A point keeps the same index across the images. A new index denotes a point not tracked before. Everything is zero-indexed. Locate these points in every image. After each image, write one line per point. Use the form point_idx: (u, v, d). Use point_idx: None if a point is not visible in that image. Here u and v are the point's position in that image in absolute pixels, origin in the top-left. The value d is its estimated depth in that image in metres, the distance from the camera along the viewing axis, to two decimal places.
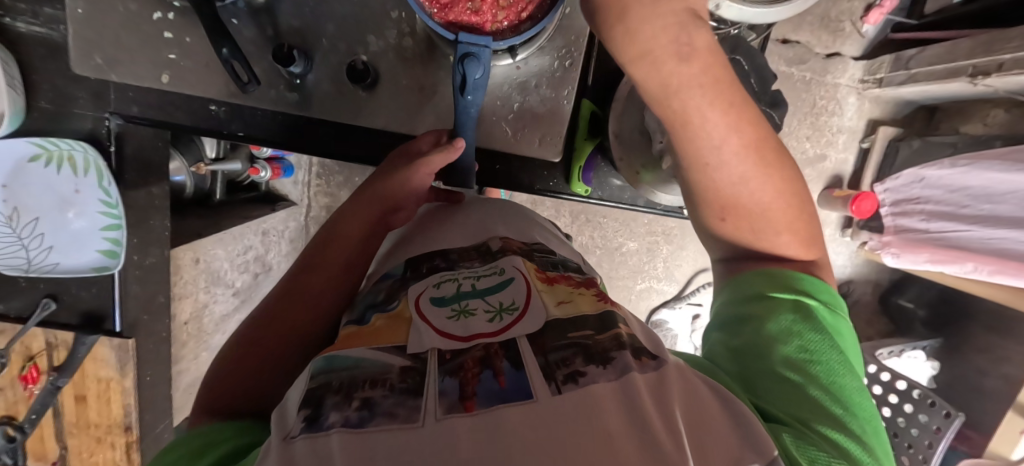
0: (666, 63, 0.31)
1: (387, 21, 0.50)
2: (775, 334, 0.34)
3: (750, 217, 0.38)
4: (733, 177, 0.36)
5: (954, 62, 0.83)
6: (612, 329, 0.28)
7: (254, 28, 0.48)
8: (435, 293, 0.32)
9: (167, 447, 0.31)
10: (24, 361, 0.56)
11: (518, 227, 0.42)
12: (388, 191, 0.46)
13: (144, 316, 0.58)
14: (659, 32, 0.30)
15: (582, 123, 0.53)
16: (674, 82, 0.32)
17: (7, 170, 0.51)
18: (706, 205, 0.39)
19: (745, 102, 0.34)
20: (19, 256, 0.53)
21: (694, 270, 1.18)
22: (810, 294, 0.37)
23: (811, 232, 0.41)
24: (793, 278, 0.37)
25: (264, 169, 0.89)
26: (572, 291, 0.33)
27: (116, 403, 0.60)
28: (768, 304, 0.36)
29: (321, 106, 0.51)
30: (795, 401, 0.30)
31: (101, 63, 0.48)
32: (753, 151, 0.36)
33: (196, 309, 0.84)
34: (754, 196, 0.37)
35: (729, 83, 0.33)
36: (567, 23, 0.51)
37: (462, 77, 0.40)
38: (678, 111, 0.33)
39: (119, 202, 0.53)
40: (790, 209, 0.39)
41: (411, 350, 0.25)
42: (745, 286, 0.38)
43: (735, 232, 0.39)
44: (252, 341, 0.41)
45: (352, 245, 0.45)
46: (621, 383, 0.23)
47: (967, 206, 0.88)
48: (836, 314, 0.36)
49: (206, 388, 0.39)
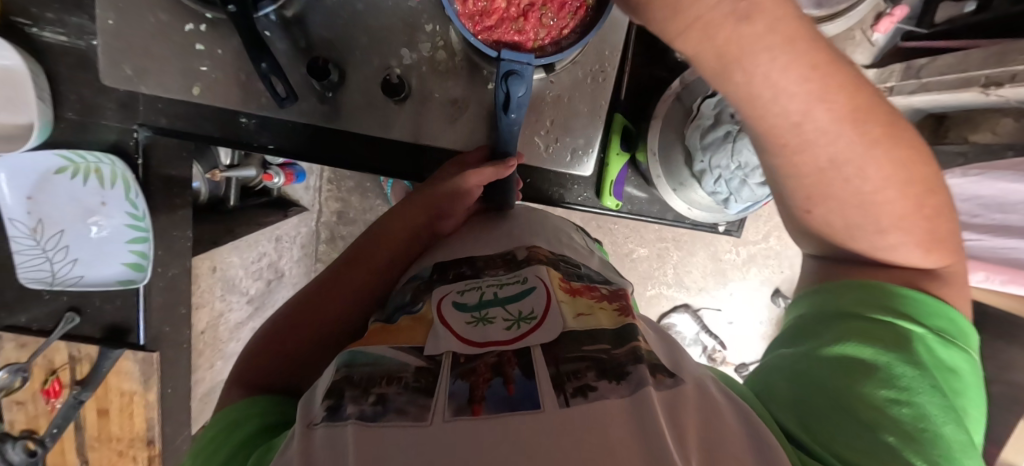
0: (722, 28, 0.23)
1: (420, 33, 0.49)
2: (866, 351, 0.31)
3: (844, 209, 0.32)
4: (823, 162, 0.30)
5: (966, 71, 0.68)
6: (630, 343, 0.27)
7: (287, 41, 0.48)
8: (458, 298, 0.32)
9: (211, 419, 0.34)
10: (47, 374, 0.56)
11: (548, 237, 0.42)
12: (436, 196, 0.46)
13: (166, 328, 0.57)
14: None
15: (615, 137, 0.52)
16: (734, 49, 0.24)
17: (31, 181, 0.50)
18: (792, 196, 0.34)
19: (833, 59, 0.26)
20: (43, 269, 0.52)
21: (705, 276, 1.16)
22: (915, 320, 0.33)
23: (936, 223, 0.34)
24: (898, 295, 0.34)
25: (276, 175, 0.85)
26: (592, 305, 0.31)
27: (138, 416, 0.59)
28: (851, 321, 0.33)
29: (350, 118, 0.50)
30: (874, 431, 0.28)
31: (131, 74, 0.47)
32: (851, 126, 0.28)
33: (213, 318, 0.82)
34: (849, 183, 0.31)
35: (808, 41, 0.25)
36: (603, 37, 0.50)
37: (506, 95, 0.40)
38: (735, 84, 0.26)
39: (145, 214, 0.52)
40: (910, 198, 0.32)
41: (429, 352, 0.26)
42: (835, 298, 0.36)
43: (828, 224, 0.35)
44: (292, 324, 0.42)
45: (397, 246, 0.46)
46: (632, 400, 0.22)
47: (979, 216, 0.82)
48: (948, 346, 0.33)
49: (241, 361, 0.41)
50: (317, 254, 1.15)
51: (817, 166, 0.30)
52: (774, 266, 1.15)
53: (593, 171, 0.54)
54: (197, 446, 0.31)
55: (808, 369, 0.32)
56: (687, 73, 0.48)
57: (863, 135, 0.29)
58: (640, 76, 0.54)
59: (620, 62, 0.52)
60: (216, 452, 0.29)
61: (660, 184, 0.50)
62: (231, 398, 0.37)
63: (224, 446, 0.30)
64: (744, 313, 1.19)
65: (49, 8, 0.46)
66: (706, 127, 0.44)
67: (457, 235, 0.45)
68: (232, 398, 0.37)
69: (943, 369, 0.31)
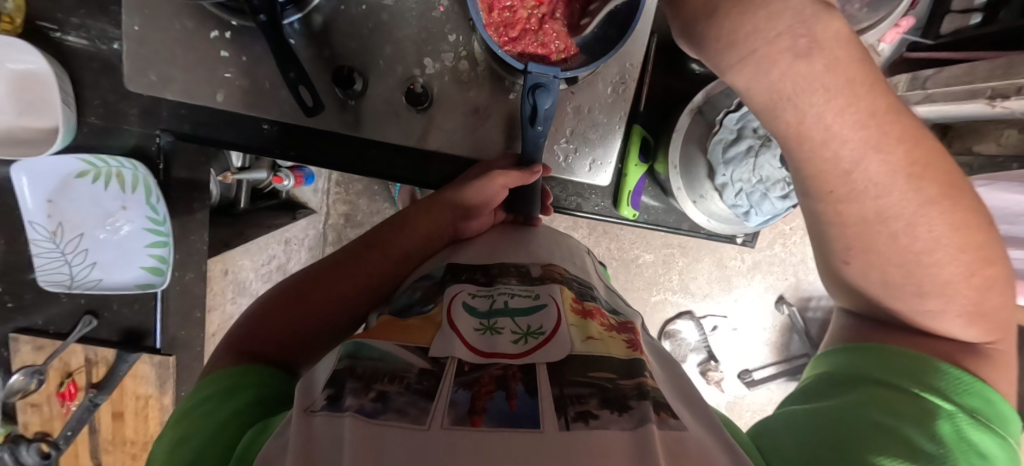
0: (778, 65, 0.25)
1: (443, 43, 0.50)
2: (884, 412, 0.28)
3: (891, 269, 0.31)
4: (870, 215, 0.28)
5: (971, 84, 0.67)
6: (637, 377, 0.26)
7: (311, 49, 0.48)
8: (468, 301, 0.33)
9: (205, 377, 0.34)
10: (62, 377, 0.55)
11: (560, 255, 0.42)
12: (463, 196, 0.46)
13: (182, 332, 0.58)
14: (766, 25, 0.24)
15: (632, 147, 0.53)
16: (791, 86, 0.25)
17: (52, 185, 0.49)
18: (832, 245, 0.32)
19: (889, 109, 0.26)
20: (62, 272, 0.51)
21: (710, 283, 1.17)
22: (945, 395, 0.29)
23: (987, 297, 0.32)
24: (932, 369, 0.31)
25: (287, 178, 0.87)
26: (602, 332, 0.31)
27: (153, 420, 0.59)
28: (875, 389, 0.30)
29: (370, 125, 0.50)
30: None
31: (155, 80, 0.47)
32: (908, 177, 0.27)
33: (224, 320, 0.82)
34: (906, 244, 0.29)
35: (861, 85, 0.25)
36: (624, 50, 0.51)
37: (532, 107, 0.41)
38: (792, 122, 0.26)
39: (166, 218, 0.52)
40: (961, 262, 0.30)
41: (433, 354, 0.26)
42: (861, 361, 0.33)
43: (870, 280, 0.33)
44: (297, 295, 0.42)
45: (416, 240, 0.46)
46: (632, 433, 0.21)
47: None
48: (985, 429, 0.28)
49: (239, 325, 0.41)
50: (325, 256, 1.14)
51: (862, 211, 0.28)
52: (778, 272, 1.15)
53: (610, 181, 0.54)
54: (189, 405, 0.31)
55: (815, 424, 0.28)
56: (712, 85, 0.48)
57: (918, 195, 0.28)
58: (659, 88, 0.54)
59: (640, 74, 0.53)
60: (211, 414, 0.29)
61: (682, 196, 0.51)
62: (223, 363, 0.36)
63: (218, 408, 0.30)
64: (748, 320, 1.19)
65: (75, 14, 0.47)
66: (729, 141, 0.46)
67: (479, 238, 0.46)
68: (223, 363, 0.36)
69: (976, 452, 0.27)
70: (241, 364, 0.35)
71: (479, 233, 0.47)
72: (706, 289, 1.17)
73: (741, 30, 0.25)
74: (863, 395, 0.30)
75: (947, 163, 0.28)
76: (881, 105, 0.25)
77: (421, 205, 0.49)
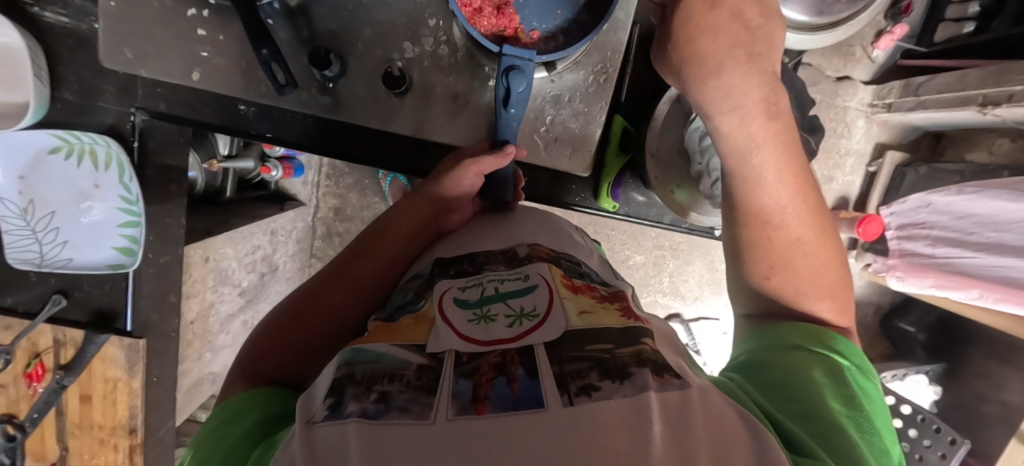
0: (754, 118, 0.36)
1: (423, 28, 0.50)
2: (809, 375, 0.32)
3: (800, 276, 0.38)
4: (791, 237, 0.38)
5: (964, 91, 0.77)
6: (633, 343, 0.26)
7: (290, 29, 0.47)
8: (459, 295, 0.31)
9: (215, 406, 0.33)
10: (30, 358, 0.55)
11: (547, 235, 0.41)
12: (442, 191, 0.45)
13: (155, 316, 0.57)
14: (750, 90, 0.35)
15: (613, 139, 0.53)
16: (758, 135, 0.36)
17: (24, 161, 0.50)
18: (755, 259, 0.39)
19: (801, 167, 0.38)
20: (32, 249, 0.51)
21: (701, 285, 1.16)
22: (841, 353, 0.34)
23: (850, 306, 0.40)
24: (827, 333, 0.36)
25: (275, 168, 0.86)
26: (595, 304, 0.30)
27: (122, 404, 0.59)
28: (796, 353, 0.34)
29: (350, 109, 0.50)
30: (843, 448, 0.26)
31: (131, 58, 0.46)
32: (809, 215, 0.38)
33: (204, 308, 0.80)
34: (806, 257, 0.38)
35: (791, 147, 0.37)
36: (604, 39, 0.51)
37: (506, 90, 0.40)
38: (752, 164, 0.37)
39: (138, 198, 0.52)
40: (830, 272, 0.39)
41: (430, 350, 0.25)
42: (780, 333, 0.36)
43: (781, 293, 0.39)
44: (293, 314, 0.41)
45: (401, 241, 0.45)
46: (636, 400, 0.21)
47: (974, 233, 0.82)
48: (869, 378, 0.34)
49: (242, 353, 0.40)
50: (313, 250, 1.13)
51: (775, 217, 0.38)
52: None
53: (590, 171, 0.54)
54: (200, 436, 0.30)
55: (764, 393, 0.31)
56: None
57: (808, 226, 0.38)
58: (640, 79, 0.55)
59: (621, 63, 0.53)
60: (220, 442, 0.28)
61: (658, 187, 0.49)
62: (232, 390, 0.35)
63: (227, 435, 0.28)
64: None
65: None
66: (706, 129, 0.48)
67: (463, 229, 0.44)
68: (234, 389, 0.35)
69: (868, 397, 0.32)
70: (251, 388, 0.34)
71: (461, 225, 0.46)
72: (696, 292, 1.16)
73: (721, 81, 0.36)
74: (788, 363, 0.33)
75: (826, 214, 0.39)
76: (800, 163, 0.38)
77: (397, 206, 0.47)
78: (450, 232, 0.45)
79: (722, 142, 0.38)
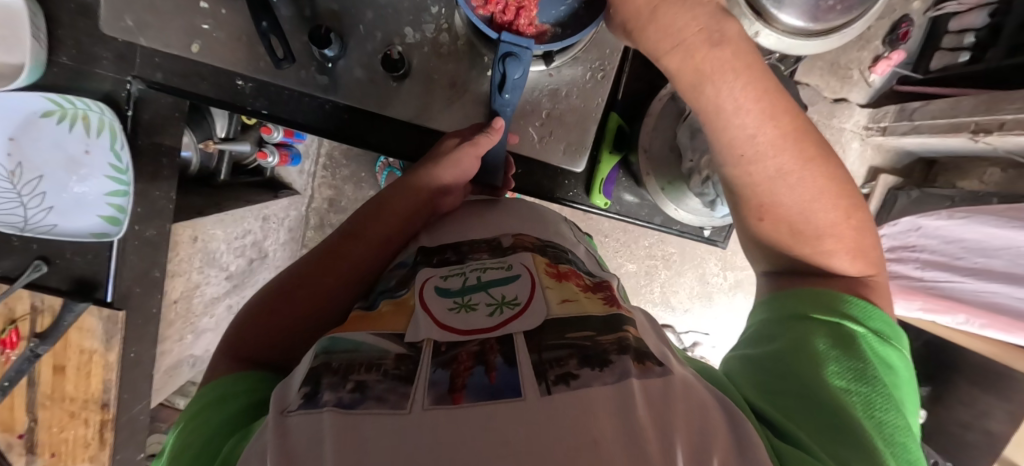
0: (698, 50, 0.37)
1: (425, 15, 0.50)
2: (820, 348, 0.32)
3: (791, 215, 0.38)
4: (770, 171, 0.37)
5: (955, 118, 0.77)
6: (616, 332, 0.25)
7: (292, 7, 0.48)
8: (440, 284, 0.30)
9: (199, 388, 0.32)
10: (6, 324, 0.55)
11: (534, 226, 0.40)
12: (435, 174, 0.45)
13: (136, 289, 0.56)
14: (686, 24, 0.37)
15: (608, 136, 0.54)
16: (705, 67, 0.37)
17: (16, 122, 0.50)
18: (746, 202, 0.39)
19: (770, 93, 0.37)
20: (16, 213, 0.51)
21: (693, 298, 1.15)
22: (857, 321, 0.34)
23: (863, 245, 0.39)
24: (837, 296, 0.35)
25: (271, 155, 0.85)
26: (578, 291, 0.30)
27: (95, 377, 0.58)
28: (804, 325, 0.34)
29: (349, 92, 0.50)
30: (843, 429, 0.27)
31: (131, 25, 0.47)
32: (790, 141, 0.37)
33: (188, 288, 0.78)
34: (792, 190, 0.37)
35: (753, 71, 0.37)
36: (603, 37, 0.52)
37: (502, 76, 0.41)
38: (709, 94, 0.37)
39: (129, 167, 0.51)
40: (834, 208, 0.38)
41: (410, 339, 0.24)
42: (787, 306, 0.36)
43: (778, 233, 0.39)
44: (281, 295, 0.40)
45: (393, 224, 0.44)
46: (618, 389, 0.20)
47: (961, 258, 0.82)
48: (890, 346, 0.33)
49: (231, 333, 0.39)
50: (305, 240, 1.12)
51: (760, 167, 0.37)
52: None
53: (584, 168, 0.54)
54: (182, 419, 0.29)
55: (767, 375, 0.32)
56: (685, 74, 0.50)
57: (789, 157, 0.37)
58: (638, 79, 0.56)
59: (619, 62, 0.54)
60: (201, 427, 0.27)
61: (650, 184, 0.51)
62: (219, 371, 0.34)
63: (209, 420, 0.28)
64: (728, 337, 1.18)
65: None
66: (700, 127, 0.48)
67: (457, 213, 0.44)
68: (222, 371, 0.34)
69: (884, 365, 0.32)
70: (238, 371, 0.33)
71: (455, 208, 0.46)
72: (688, 303, 1.16)
73: (647, 38, 0.39)
74: (793, 335, 0.34)
75: (816, 138, 0.38)
76: (769, 88, 0.37)
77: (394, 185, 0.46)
78: (447, 214, 0.44)
79: (678, 81, 0.39)
